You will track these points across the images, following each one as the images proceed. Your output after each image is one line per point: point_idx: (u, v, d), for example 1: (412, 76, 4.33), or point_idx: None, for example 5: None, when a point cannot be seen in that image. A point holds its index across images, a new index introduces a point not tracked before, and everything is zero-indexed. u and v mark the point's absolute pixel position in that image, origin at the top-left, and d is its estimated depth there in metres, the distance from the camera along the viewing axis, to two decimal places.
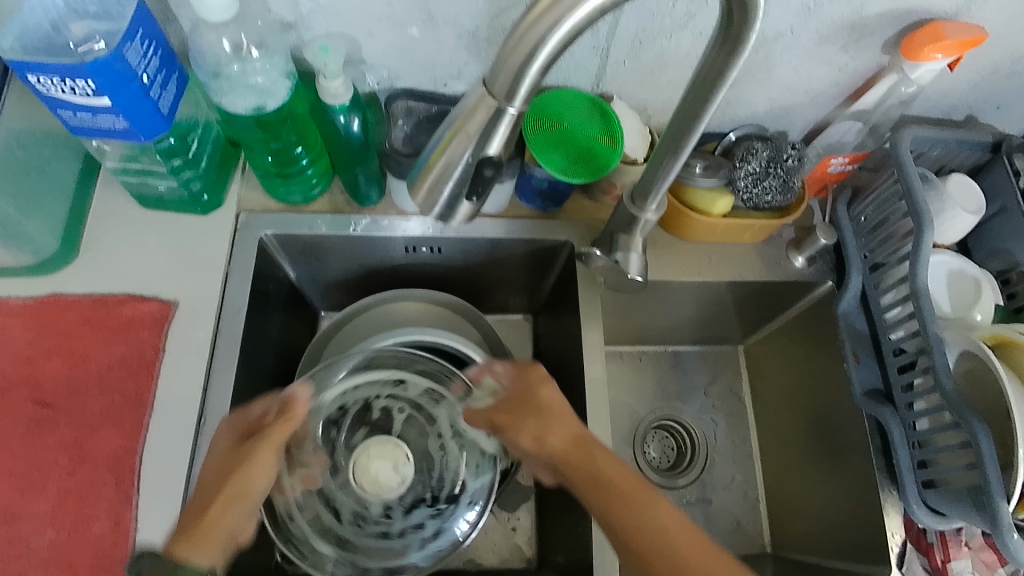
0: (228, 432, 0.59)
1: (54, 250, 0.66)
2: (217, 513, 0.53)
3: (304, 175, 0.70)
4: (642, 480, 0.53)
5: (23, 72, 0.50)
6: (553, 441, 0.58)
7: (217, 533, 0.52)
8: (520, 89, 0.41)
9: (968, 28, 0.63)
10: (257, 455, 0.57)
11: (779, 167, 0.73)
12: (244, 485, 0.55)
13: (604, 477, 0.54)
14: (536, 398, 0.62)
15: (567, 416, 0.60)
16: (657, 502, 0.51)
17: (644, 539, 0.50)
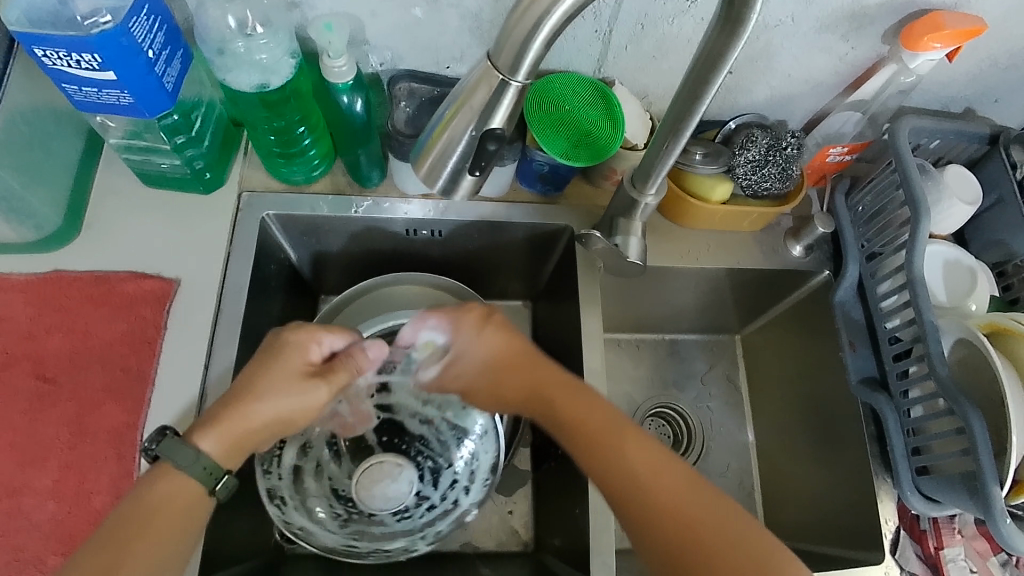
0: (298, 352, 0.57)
1: (57, 227, 0.67)
2: (257, 434, 0.54)
3: (307, 156, 0.70)
4: (610, 415, 0.56)
5: (29, 45, 0.51)
6: (511, 386, 0.61)
7: (244, 442, 0.54)
8: (525, 61, 0.42)
9: (967, 18, 0.64)
10: (316, 390, 0.57)
11: (779, 154, 0.73)
12: (294, 416, 0.56)
13: (569, 418, 0.57)
14: (486, 355, 0.62)
15: (522, 358, 0.61)
16: (626, 439, 0.54)
17: (609, 473, 0.53)
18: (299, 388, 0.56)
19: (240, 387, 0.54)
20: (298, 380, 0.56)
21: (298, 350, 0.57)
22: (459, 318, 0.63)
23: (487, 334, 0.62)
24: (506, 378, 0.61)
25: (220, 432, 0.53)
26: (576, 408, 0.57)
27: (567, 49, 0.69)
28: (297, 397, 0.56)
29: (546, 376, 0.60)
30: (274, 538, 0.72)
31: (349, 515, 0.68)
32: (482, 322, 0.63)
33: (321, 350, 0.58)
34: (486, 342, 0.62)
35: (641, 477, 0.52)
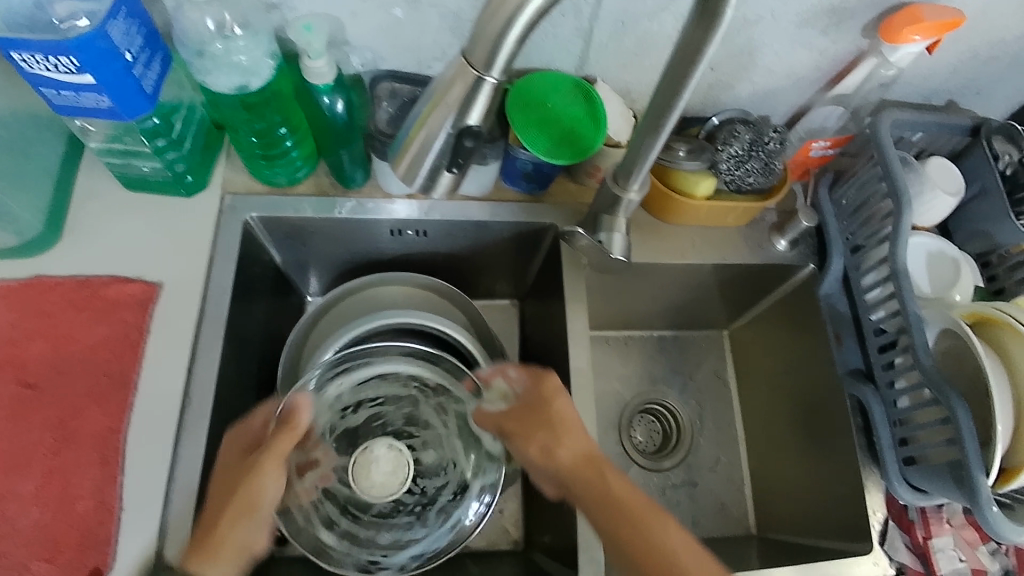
0: (240, 436, 0.62)
1: (38, 231, 0.66)
2: (227, 531, 0.56)
3: (289, 158, 0.70)
4: (650, 500, 0.56)
5: (6, 49, 0.50)
6: (565, 451, 0.60)
7: (228, 546, 0.56)
8: (499, 58, 0.42)
9: (946, 11, 0.64)
10: (257, 463, 0.58)
11: (761, 149, 0.74)
12: (252, 499, 0.57)
13: (614, 495, 0.56)
14: (546, 409, 0.62)
15: (578, 430, 0.61)
16: (665, 521, 0.54)
17: (644, 553, 0.52)
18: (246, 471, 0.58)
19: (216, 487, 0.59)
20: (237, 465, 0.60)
21: (241, 437, 0.61)
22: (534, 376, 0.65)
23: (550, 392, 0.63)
24: (561, 445, 0.60)
25: (199, 548, 0.55)
26: (617, 485, 0.57)
27: (548, 48, 0.69)
28: (250, 478, 0.58)
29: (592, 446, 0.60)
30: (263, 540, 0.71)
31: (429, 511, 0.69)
32: (557, 392, 0.63)
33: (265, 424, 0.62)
34: (554, 407, 0.62)
35: (680, 557, 0.52)
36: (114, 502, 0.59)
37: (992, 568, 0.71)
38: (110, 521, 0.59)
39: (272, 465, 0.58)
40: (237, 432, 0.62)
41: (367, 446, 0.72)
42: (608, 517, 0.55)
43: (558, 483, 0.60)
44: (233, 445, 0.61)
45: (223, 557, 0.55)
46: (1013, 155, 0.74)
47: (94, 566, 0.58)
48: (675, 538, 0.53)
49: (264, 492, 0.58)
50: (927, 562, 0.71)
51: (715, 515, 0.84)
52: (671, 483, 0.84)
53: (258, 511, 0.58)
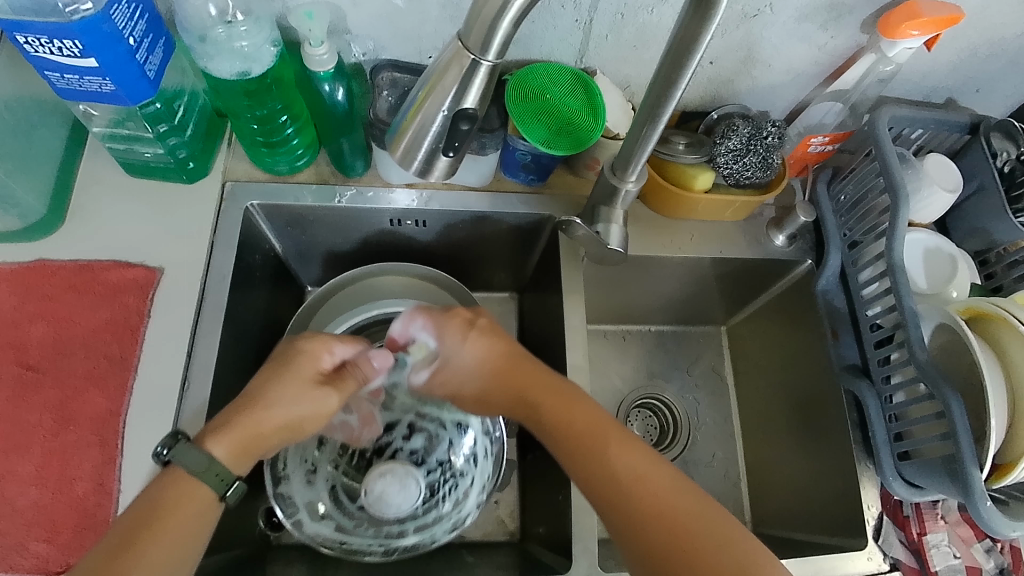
0: (308, 359, 0.56)
1: (41, 216, 0.67)
2: (269, 438, 0.53)
3: (289, 145, 0.71)
4: (600, 419, 0.57)
5: (11, 31, 0.51)
6: (502, 379, 0.61)
7: (259, 447, 0.53)
8: (494, 41, 0.42)
9: (944, 6, 0.64)
10: (326, 398, 0.56)
11: (760, 143, 0.73)
12: (304, 421, 0.55)
13: (561, 423, 0.57)
14: (474, 362, 0.62)
15: (523, 361, 0.62)
16: (609, 438, 0.55)
17: (592, 476, 0.54)
18: (314, 396, 0.55)
19: (249, 396, 0.53)
20: (308, 386, 0.55)
21: (309, 358, 0.56)
22: (443, 323, 0.63)
23: (456, 333, 0.62)
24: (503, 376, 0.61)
25: (231, 433, 0.51)
26: (554, 413, 0.58)
27: (548, 39, 0.70)
28: (315, 405, 0.55)
29: (528, 379, 0.60)
30: (259, 527, 0.72)
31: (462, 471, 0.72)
32: (465, 327, 0.62)
33: (333, 358, 0.58)
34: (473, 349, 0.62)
35: (622, 477, 0.53)
36: (112, 484, 0.60)
37: (986, 566, 0.71)
38: (108, 503, 0.59)
39: (334, 400, 0.57)
40: (306, 355, 0.56)
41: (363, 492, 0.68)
42: (559, 445, 0.57)
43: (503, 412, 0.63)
44: (304, 361, 0.56)
45: (245, 456, 0.52)
46: (1010, 152, 0.74)
47: (90, 547, 0.58)
48: (621, 459, 0.54)
49: (316, 422, 0.56)
50: (921, 559, 0.70)
51: None
52: None
53: (298, 432, 0.55)
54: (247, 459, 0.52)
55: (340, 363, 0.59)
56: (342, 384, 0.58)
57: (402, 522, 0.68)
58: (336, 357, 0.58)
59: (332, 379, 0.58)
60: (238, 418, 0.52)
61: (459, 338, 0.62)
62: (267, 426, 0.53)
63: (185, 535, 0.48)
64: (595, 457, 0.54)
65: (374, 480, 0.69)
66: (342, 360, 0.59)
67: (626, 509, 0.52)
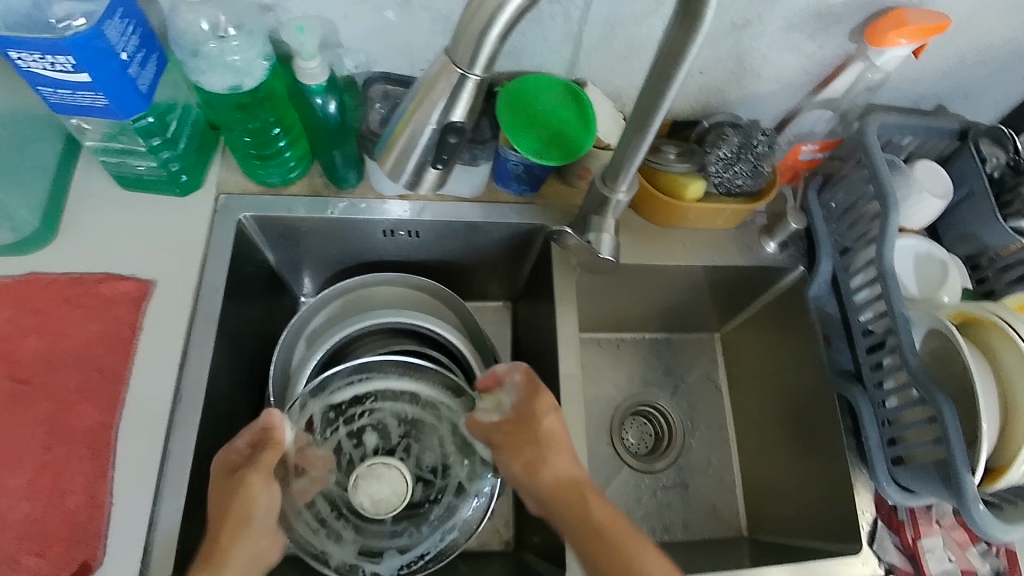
0: (224, 460, 0.61)
1: (34, 228, 0.67)
2: (230, 546, 0.57)
3: (282, 158, 0.71)
4: (628, 524, 0.59)
5: (4, 48, 0.51)
6: (552, 459, 0.64)
7: (233, 557, 0.57)
8: (482, 55, 0.43)
9: (931, 14, 0.65)
10: (250, 487, 0.59)
11: (750, 152, 0.75)
12: (251, 510, 0.59)
13: (596, 521, 0.59)
14: (535, 424, 0.65)
15: (565, 449, 0.64)
16: (643, 549, 0.57)
17: None
18: (246, 493, 0.59)
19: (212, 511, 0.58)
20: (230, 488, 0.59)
21: (224, 463, 0.61)
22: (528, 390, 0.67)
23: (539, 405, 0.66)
24: (553, 463, 0.63)
25: (208, 557, 0.57)
26: (597, 511, 0.60)
27: (539, 50, 0.70)
28: (251, 497, 0.59)
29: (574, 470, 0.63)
30: None
31: (435, 426, 0.72)
32: (546, 407, 0.65)
33: (242, 446, 0.61)
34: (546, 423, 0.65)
35: None
36: (105, 497, 0.60)
37: (982, 569, 0.71)
38: (100, 515, 0.59)
39: (259, 480, 0.60)
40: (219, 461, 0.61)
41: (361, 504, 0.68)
42: (592, 541, 0.58)
43: (538, 500, 0.64)
44: (219, 470, 0.60)
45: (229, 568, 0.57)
46: (999, 158, 0.75)
47: (83, 560, 0.58)
48: (653, 569, 0.56)
49: (262, 503, 0.60)
50: (917, 563, 0.71)
51: (706, 518, 0.84)
52: (662, 485, 0.85)
53: (257, 523, 0.59)
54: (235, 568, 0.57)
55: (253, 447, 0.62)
56: (262, 470, 0.60)
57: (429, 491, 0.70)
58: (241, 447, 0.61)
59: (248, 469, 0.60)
60: (213, 540, 0.57)
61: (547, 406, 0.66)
62: (229, 536, 0.58)
63: None
64: (630, 564, 0.56)
65: (368, 490, 0.68)
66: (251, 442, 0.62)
67: None
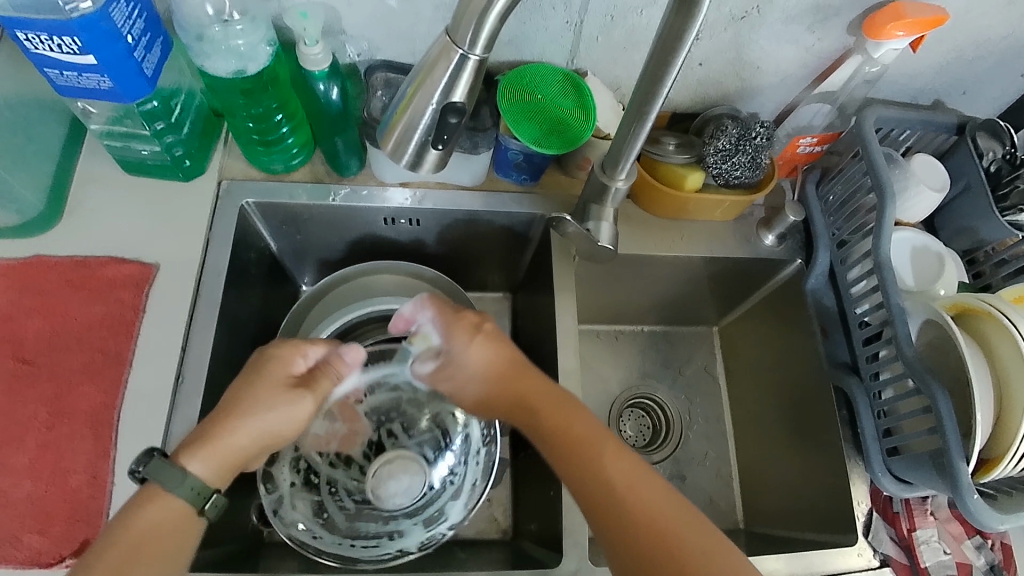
0: (278, 366, 0.56)
1: (39, 212, 0.68)
2: (245, 449, 0.53)
3: (285, 144, 0.72)
4: (593, 428, 0.55)
5: (12, 28, 0.52)
6: (498, 370, 0.60)
7: (235, 460, 0.52)
8: (482, 34, 0.43)
9: (929, 7, 0.65)
10: (302, 400, 0.56)
11: (749, 143, 0.73)
12: (287, 428, 0.55)
13: (554, 429, 0.56)
14: (469, 363, 0.61)
15: (517, 368, 0.60)
16: (604, 445, 0.54)
17: (586, 486, 0.52)
18: (296, 401, 0.55)
19: (223, 409, 0.53)
20: (285, 391, 0.55)
21: (280, 364, 0.56)
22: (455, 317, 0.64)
23: (460, 332, 0.62)
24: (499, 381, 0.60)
25: (205, 447, 0.51)
26: (551, 421, 0.57)
27: (539, 40, 0.71)
28: (294, 411, 0.55)
29: (525, 384, 0.59)
30: (253, 523, 0.72)
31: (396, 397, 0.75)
32: (471, 334, 0.62)
33: (305, 362, 0.58)
34: (474, 346, 0.61)
35: (614, 486, 0.52)
36: (106, 476, 0.60)
37: (977, 563, 0.71)
38: (101, 495, 0.60)
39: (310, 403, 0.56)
40: (277, 362, 0.56)
41: (390, 497, 0.71)
42: (553, 450, 0.55)
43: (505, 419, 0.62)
44: (277, 368, 0.56)
45: (226, 471, 0.52)
46: (996, 152, 0.75)
47: (83, 539, 0.58)
48: (616, 465, 0.53)
49: (299, 427, 0.56)
50: (912, 555, 0.70)
51: (703, 509, 0.85)
52: (659, 476, 0.85)
53: (279, 442, 0.55)
54: (231, 475, 0.52)
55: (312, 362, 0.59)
56: (317, 388, 0.58)
57: (436, 447, 0.75)
58: (306, 358, 0.58)
59: (305, 381, 0.57)
60: (211, 432, 0.51)
61: (470, 330, 0.62)
62: (248, 433, 0.52)
63: (170, 548, 0.48)
64: (591, 463, 0.53)
65: (388, 486, 0.71)
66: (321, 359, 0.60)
67: (620, 519, 0.50)
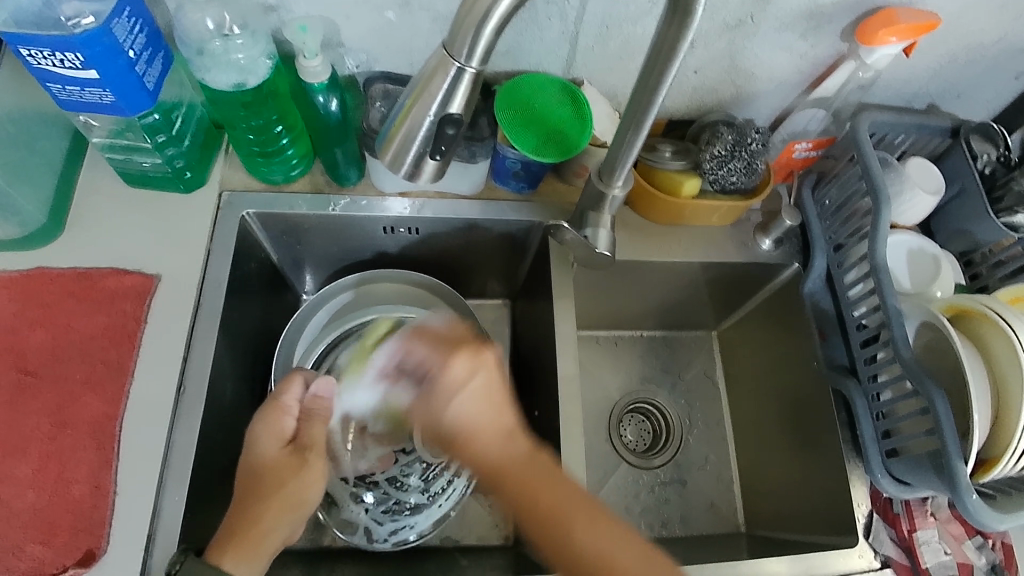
0: (271, 435, 0.60)
1: (42, 224, 0.69)
2: (269, 526, 0.56)
3: (285, 155, 0.73)
4: (581, 497, 0.52)
5: (15, 44, 0.53)
6: (479, 424, 0.55)
7: (266, 539, 0.56)
8: (478, 48, 0.44)
9: (921, 13, 0.66)
10: (300, 463, 0.59)
11: (744, 149, 0.75)
12: (304, 493, 0.59)
13: (531, 499, 0.52)
14: (443, 414, 0.56)
15: (483, 426, 0.55)
16: (576, 519, 0.51)
17: (566, 561, 0.50)
18: (296, 465, 0.59)
19: (242, 494, 0.58)
20: (283, 461, 0.59)
21: (267, 429, 0.60)
22: (447, 350, 0.59)
23: (458, 366, 0.56)
24: (476, 447, 0.54)
25: (237, 542, 0.55)
26: (522, 489, 0.52)
27: (536, 50, 0.72)
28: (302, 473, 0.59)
29: (502, 445, 0.54)
30: None
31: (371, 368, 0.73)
32: (467, 376, 0.56)
33: (293, 420, 0.61)
34: (459, 397, 0.55)
35: (592, 562, 0.50)
36: (109, 486, 0.61)
37: (977, 563, 0.71)
38: (104, 504, 0.60)
39: (313, 463, 0.60)
40: (269, 426, 0.60)
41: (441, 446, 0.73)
42: (525, 525, 0.52)
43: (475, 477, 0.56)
44: (267, 434, 0.60)
45: (260, 555, 0.56)
46: (990, 154, 0.76)
47: (87, 549, 0.58)
48: (586, 540, 0.50)
49: (313, 486, 0.59)
50: (912, 556, 0.70)
51: (704, 513, 0.85)
52: (660, 481, 0.85)
53: (307, 505, 0.59)
54: (266, 555, 0.56)
55: (300, 410, 0.62)
56: (313, 441, 0.60)
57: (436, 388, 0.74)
58: (293, 412, 0.61)
59: (300, 442, 0.60)
60: (239, 527, 0.56)
61: (463, 371, 0.56)
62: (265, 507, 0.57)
63: None
64: (559, 540, 0.50)
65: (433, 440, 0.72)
66: (302, 405, 0.62)
67: None
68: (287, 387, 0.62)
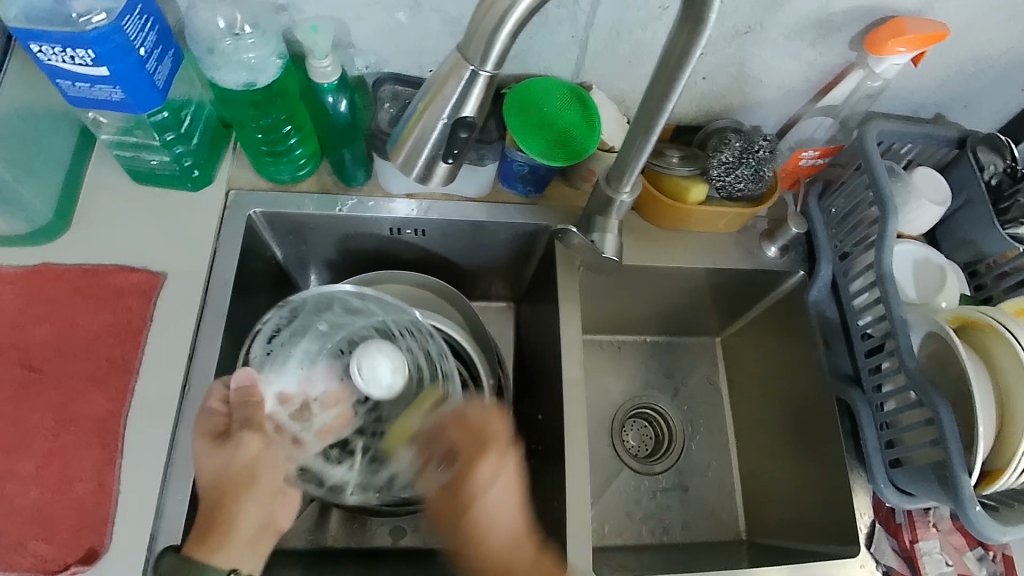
0: (206, 425, 0.61)
1: (47, 221, 0.69)
2: (235, 509, 0.58)
3: (293, 155, 0.72)
4: None
5: (26, 40, 0.53)
6: (501, 522, 0.64)
7: (238, 521, 0.58)
8: (493, 52, 0.44)
9: (931, 24, 0.66)
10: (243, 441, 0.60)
11: (752, 156, 0.74)
12: (256, 470, 0.60)
13: None
14: (455, 500, 0.66)
15: (492, 524, 0.64)
16: None
17: None
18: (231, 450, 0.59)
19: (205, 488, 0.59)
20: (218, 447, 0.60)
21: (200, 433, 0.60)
22: (469, 452, 0.66)
23: (481, 473, 0.65)
24: (485, 547, 0.64)
25: (207, 537, 0.56)
26: None
27: (545, 54, 0.72)
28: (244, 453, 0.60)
29: (510, 553, 0.64)
30: None
31: (302, 349, 0.69)
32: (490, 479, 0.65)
33: (223, 403, 0.62)
34: (483, 499, 0.64)
35: None
36: (112, 484, 0.60)
37: (979, 574, 0.71)
38: (107, 503, 0.60)
39: (256, 440, 0.60)
40: (202, 421, 0.61)
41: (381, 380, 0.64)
42: None
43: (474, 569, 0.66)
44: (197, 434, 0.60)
45: (234, 542, 0.57)
46: (997, 165, 0.76)
47: (89, 547, 0.58)
48: None
49: (266, 462, 0.61)
50: (913, 565, 0.70)
51: (705, 520, 0.85)
52: (661, 487, 0.85)
53: (261, 481, 0.60)
54: (241, 541, 0.57)
55: (230, 406, 0.62)
56: (250, 423, 0.61)
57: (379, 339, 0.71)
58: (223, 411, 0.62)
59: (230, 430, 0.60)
60: (210, 521, 0.57)
61: (488, 476, 0.65)
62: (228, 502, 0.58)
63: None
64: None
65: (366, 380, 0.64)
66: (228, 401, 0.62)
67: None
68: (209, 393, 0.62)
